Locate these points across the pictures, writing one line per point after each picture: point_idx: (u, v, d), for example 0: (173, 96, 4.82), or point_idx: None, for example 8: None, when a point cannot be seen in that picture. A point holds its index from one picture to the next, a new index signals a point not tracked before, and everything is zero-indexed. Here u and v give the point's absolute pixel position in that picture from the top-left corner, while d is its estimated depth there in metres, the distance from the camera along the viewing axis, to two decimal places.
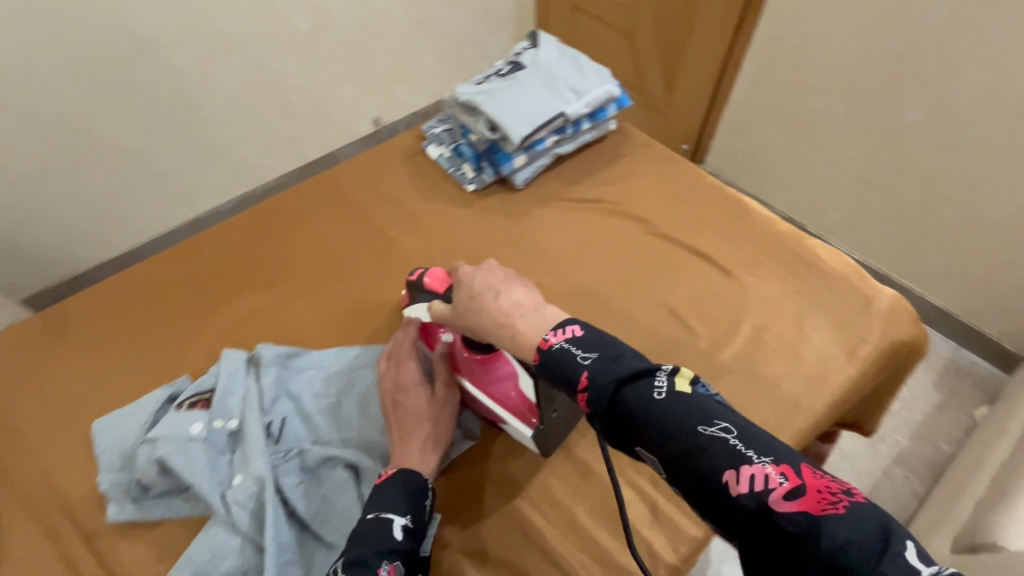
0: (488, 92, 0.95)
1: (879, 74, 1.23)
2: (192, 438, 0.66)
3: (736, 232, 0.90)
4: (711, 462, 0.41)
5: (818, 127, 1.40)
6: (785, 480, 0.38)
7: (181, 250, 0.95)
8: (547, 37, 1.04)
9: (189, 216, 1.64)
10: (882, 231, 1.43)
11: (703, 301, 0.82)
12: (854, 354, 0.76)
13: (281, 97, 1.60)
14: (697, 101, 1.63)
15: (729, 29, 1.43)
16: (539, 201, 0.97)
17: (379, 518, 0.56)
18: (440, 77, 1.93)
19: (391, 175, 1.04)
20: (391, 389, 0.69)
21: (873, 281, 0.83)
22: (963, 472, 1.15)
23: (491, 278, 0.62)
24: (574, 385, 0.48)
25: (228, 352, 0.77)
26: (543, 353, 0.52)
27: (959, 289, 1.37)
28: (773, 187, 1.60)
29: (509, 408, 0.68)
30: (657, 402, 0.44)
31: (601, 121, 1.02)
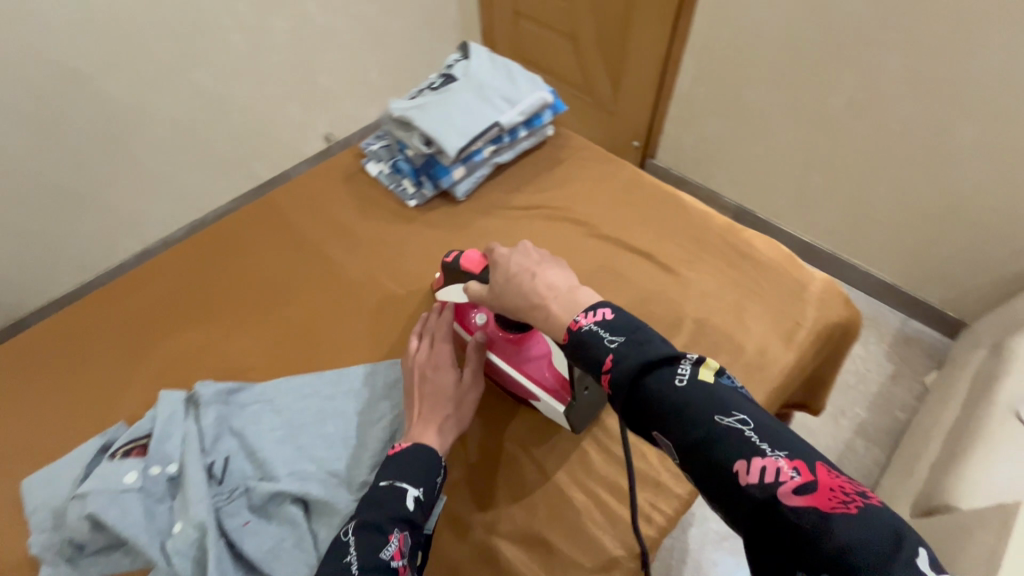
0: (421, 106, 0.95)
1: (810, 64, 1.28)
2: (127, 488, 0.63)
3: (676, 229, 0.91)
4: (725, 452, 0.40)
5: (759, 118, 1.45)
6: (797, 475, 0.38)
7: (110, 289, 0.91)
8: (478, 48, 1.04)
9: (136, 249, 1.57)
10: (826, 212, 1.49)
11: (647, 299, 0.83)
12: (791, 340, 0.79)
13: (226, 121, 1.55)
14: (643, 98, 1.66)
15: (668, 27, 1.46)
16: (481, 212, 0.97)
17: (393, 486, 0.57)
18: (388, 89, 1.91)
19: (330, 196, 1.02)
20: (422, 365, 0.70)
21: (806, 267, 0.86)
22: (916, 438, 1.20)
23: (526, 260, 0.62)
24: (599, 367, 0.48)
25: (165, 394, 0.74)
26: (572, 334, 0.51)
27: (901, 263, 1.43)
28: (721, 177, 1.65)
29: (543, 386, 0.69)
30: (676, 390, 0.44)
31: (538, 128, 1.02)
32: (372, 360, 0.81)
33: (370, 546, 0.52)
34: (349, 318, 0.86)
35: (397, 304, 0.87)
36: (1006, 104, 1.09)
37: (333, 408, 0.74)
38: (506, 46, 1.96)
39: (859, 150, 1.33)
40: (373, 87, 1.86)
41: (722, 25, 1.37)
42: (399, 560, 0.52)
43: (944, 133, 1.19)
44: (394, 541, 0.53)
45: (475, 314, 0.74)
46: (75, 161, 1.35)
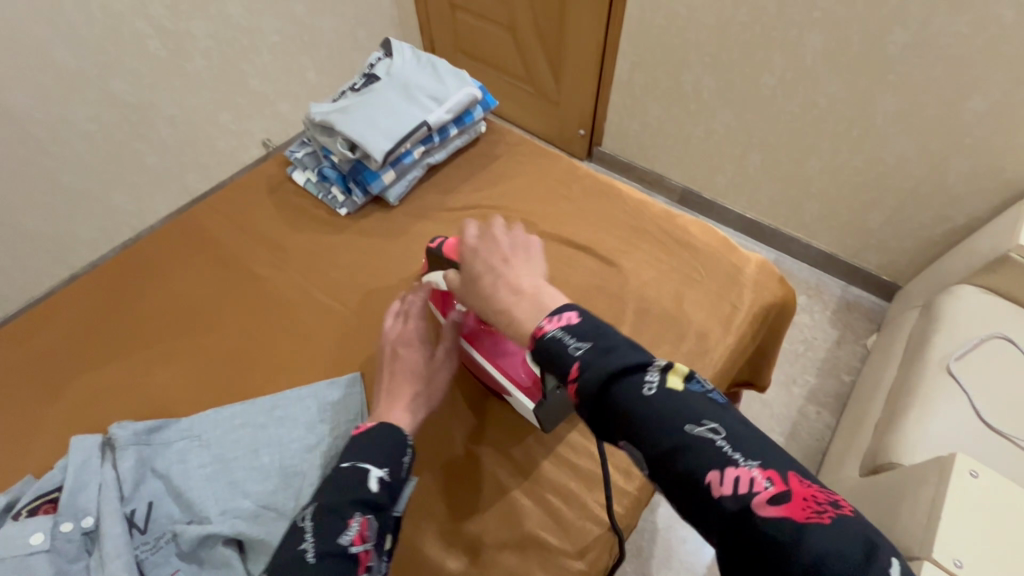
0: (343, 109, 0.90)
1: (744, 45, 1.30)
2: (33, 551, 0.58)
3: (615, 219, 0.91)
4: (696, 464, 0.38)
5: (697, 101, 1.47)
6: (771, 485, 0.36)
7: (15, 330, 0.84)
8: (402, 44, 1.00)
9: (61, 276, 1.44)
10: (768, 189, 1.52)
11: (588, 293, 0.83)
12: (730, 322, 0.79)
13: (149, 132, 1.44)
14: (584, 87, 1.65)
15: (602, 14, 1.45)
16: (416, 216, 0.94)
17: (355, 468, 0.53)
18: (326, 90, 1.83)
19: (255, 209, 0.97)
20: (394, 341, 0.67)
21: (741, 250, 0.87)
22: (862, 400, 1.25)
23: (493, 258, 0.57)
24: (564, 375, 0.44)
25: (77, 439, 0.68)
26: (538, 341, 0.47)
27: (840, 234, 1.48)
28: (666, 160, 1.66)
29: (513, 381, 0.65)
30: (645, 399, 0.41)
31: (470, 125, 0.99)
32: (306, 382, 0.77)
33: (331, 531, 0.49)
34: (279, 340, 0.81)
35: (330, 319, 0.83)
36: (923, 77, 1.13)
37: (266, 437, 0.70)
38: (446, 41, 1.91)
39: (795, 127, 1.36)
40: (310, 89, 1.78)
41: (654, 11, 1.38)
42: (360, 546, 0.49)
43: (869, 106, 1.23)
44: (355, 526, 0.50)
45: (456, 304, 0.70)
46: None
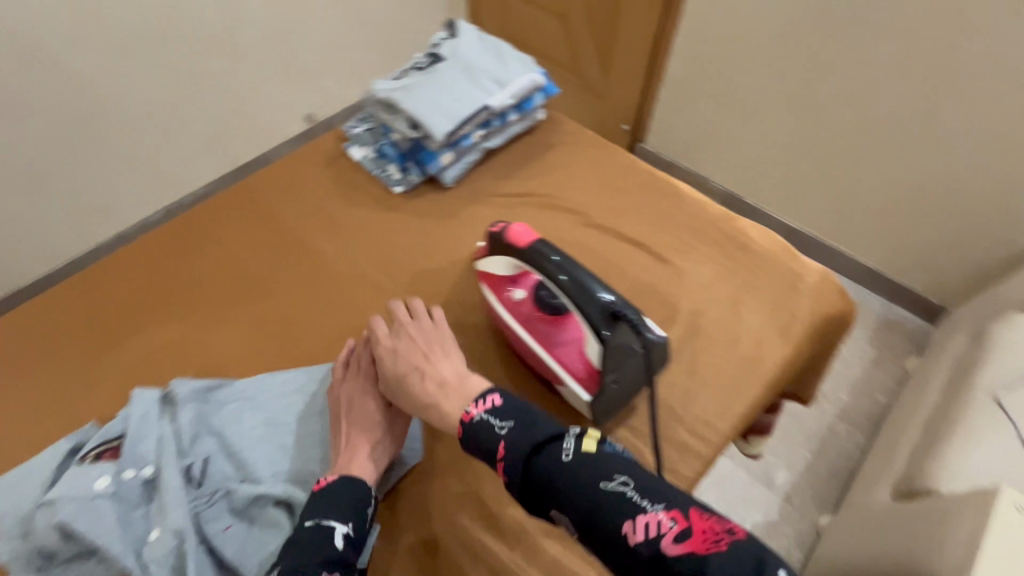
0: (406, 87, 0.90)
1: (807, 45, 1.26)
2: (98, 494, 0.60)
3: (672, 218, 0.89)
4: (612, 516, 0.44)
5: (748, 102, 1.43)
6: (674, 524, 0.42)
7: (72, 285, 0.86)
8: (467, 26, 0.99)
9: (109, 232, 1.48)
10: (813, 199, 1.47)
11: (639, 290, 0.81)
12: (788, 332, 0.78)
13: (201, 100, 1.48)
14: (632, 82, 1.61)
15: (656, 8, 1.42)
16: (469, 200, 0.93)
17: (319, 526, 0.54)
18: (372, 69, 1.84)
19: (311, 181, 0.98)
20: (349, 392, 0.66)
21: (802, 258, 0.84)
22: (900, 422, 1.21)
23: (413, 355, 0.64)
24: (493, 456, 0.52)
25: (138, 392, 0.70)
26: (465, 426, 0.55)
27: (888, 251, 1.42)
28: (709, 162, 1.62)
29: (570, 371, 0.65)
30: (564, 465, 0.47)
31: (529, 111, 0.98)
32: None
33: None
34: (331, 312, 0.83)
35: (381, 297, 0.83)
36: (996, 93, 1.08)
37: (311, 407, 0.71)
38: (494, 26, 1.89)
39: (852, 136, 1.31)
40: (356, 66, 1.78)
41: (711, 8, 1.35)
42: None
43: (934, 118, 1.18)
44: None
45: (508, 291, 0.73)
46: (40, 140, 1.27)
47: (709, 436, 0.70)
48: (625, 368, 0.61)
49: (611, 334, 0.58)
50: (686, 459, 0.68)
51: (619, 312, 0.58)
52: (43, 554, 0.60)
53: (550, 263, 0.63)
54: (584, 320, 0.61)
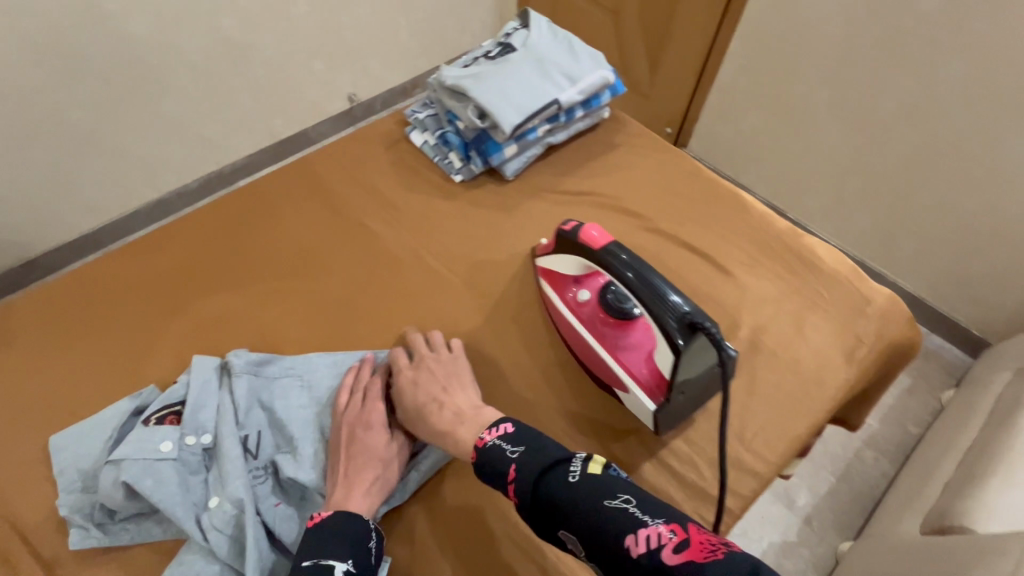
0: (476, 76, 0.89)
1: (873, 61, 1.20)
2: (162, 457, 0.61)
3: (736, 229, 0.87)
4: (615, 531, 0.45)
5: (803, 114, 1.38)
6: (674, 535, 0.43)
7: (134, 246, 0.86)
8: (539, 17, 0.98)
9: (153, 195, 1.50)
10: (857, 219, 1.43)
11: (699, 300, 0.80)
12: (852, 357, 0.76)
13: (250, 72, 1.47)
14: (681, 82, 1.57)
15: (717, 10, 1.39)
16: (529, 194, 0.92)
17: (317, 566, 0.53)
18: (417, 52, 1.80)
19: (370, 162, 0.97)
20: (352, 424, 0.65)
21: (871, 282, 0.82)
22: (931, 454, 1.17)
23: (433, 387, 0.67)
24: (504, 478, 0.54)
25: (198, 359, 0.71)
26: (479, 451, 0.57)
27: (938, 280, 1.37)
28: (753, 171, 1.57)
29: (635, 379, 0.64)
30: (570, 486, 0.49)
31: (595, 109, 0.97)
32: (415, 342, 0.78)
33: None
34: (387, 296, 0.82)
35: (438, 285, 0.83)
36: None
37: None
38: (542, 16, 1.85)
39: (916, 158, 1.25)
40: (401, 49, 1.75)
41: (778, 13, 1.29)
42: None
43: (1005, 148, 1.13)
44: None
45: (571, 291, 0.72)
46: (97, 102, 1.27)
47: (767, 454, 0.68)
48: (693, 380, 0.61)
49: (686, 345, 0.57)
50: (743, 476, 0.67)
51: (697, 323, 0.56)
52: (107, 509, 0.62)
53: (616, 260, 0.63)
54: (659, 329, 0.59)
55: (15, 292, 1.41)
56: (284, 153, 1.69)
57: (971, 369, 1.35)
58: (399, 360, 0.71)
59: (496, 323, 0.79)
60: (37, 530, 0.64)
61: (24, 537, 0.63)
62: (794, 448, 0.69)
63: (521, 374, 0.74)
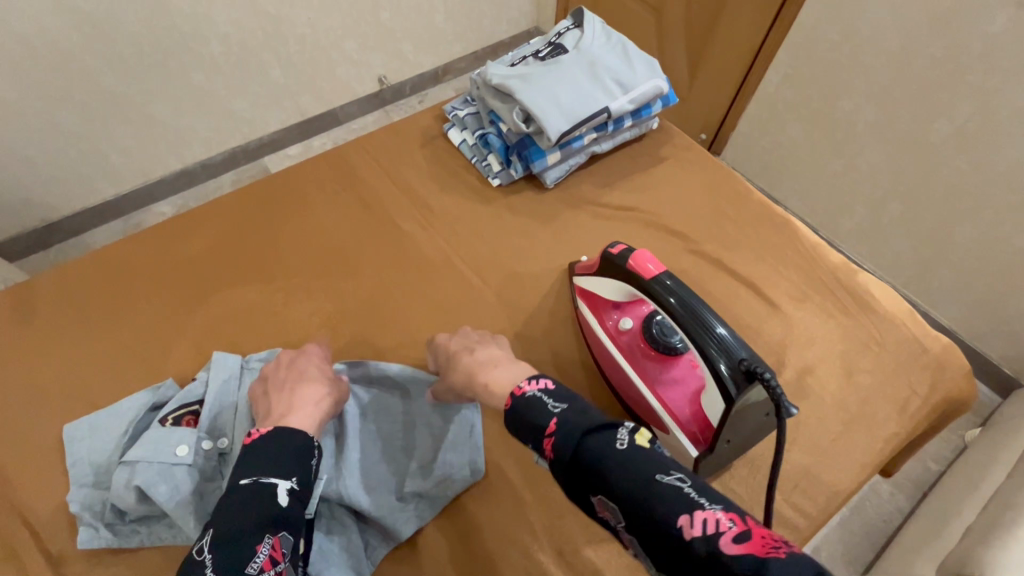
0: (524, 77, 0.85)
1: (934, 83, 1.11)
2: (177, 461, 0.60)
3: (785, 259, 0.82)
4: (666, 507, 0.38)
5: (848, 131, 1.29)
6: (733, 525, 0.36)
7: (161, 229, 0.84)
8: (593, 17, 0.93)
9: (176, 166, 1.48)
10: (894, 244, 1.35)
11: (742, 333, 0.76)
12: (904, 409, 0.71)
13: (280, 47, 1.41)
14: (721, 88, 1.50)
15: (768, 16, 1.30)
16: (569, 205, 0.88)
17: (258, 484, 0.49)
18: (451, 37, 1.74)
19: (405, 158, 0.93)
20: (288, 356, 0.66)
21: (927, 329, 0.77)
22: (952, 492, 1.10)
23: (468, 341, 0.67)
24: (541, 431, 0.47)
25: (218, 356, 0.69)
26: (515, 399, 0.51)
27: (973, 315, 1.29)
28: (788, 186, 1.50)
29: (677, 420, 0.61)
30: (616, 452, 0.42)
31: (645, 119, 0.92)
32: None
33: (230, 564, 0.44)
34: (416, 303, 0.79)
35: (469, 295, 0.79)
36: None
37: (379, 404, 0.70)
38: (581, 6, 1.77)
39: (966, 190, 1.16)
40: (434, 33, 1.68)
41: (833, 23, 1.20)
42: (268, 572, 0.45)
43: None
44: (263, 550, 0.46)
45: (613, 318, 0.69)
46: (124, 69, 1.24)
47: (806, 508, 0.64)
48: (739, 429, 0.57)
49: (740, 393, 0.53)
50: (779, 530, 0.63)
51: (754, 370, 0.52)
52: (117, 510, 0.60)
53: (661, 287, 0.59)
54: (711, 376, 0.55)
55: (36, 253, 1.41)
56: (309, 132, 1.66)
57: (999, 408, 1.27)
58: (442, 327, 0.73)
59: (529, 340, 0.75)
60: (47, 521, 0.62)
61: (33, 528, 0.62)
62: (835, 503, 0.65)
63: None
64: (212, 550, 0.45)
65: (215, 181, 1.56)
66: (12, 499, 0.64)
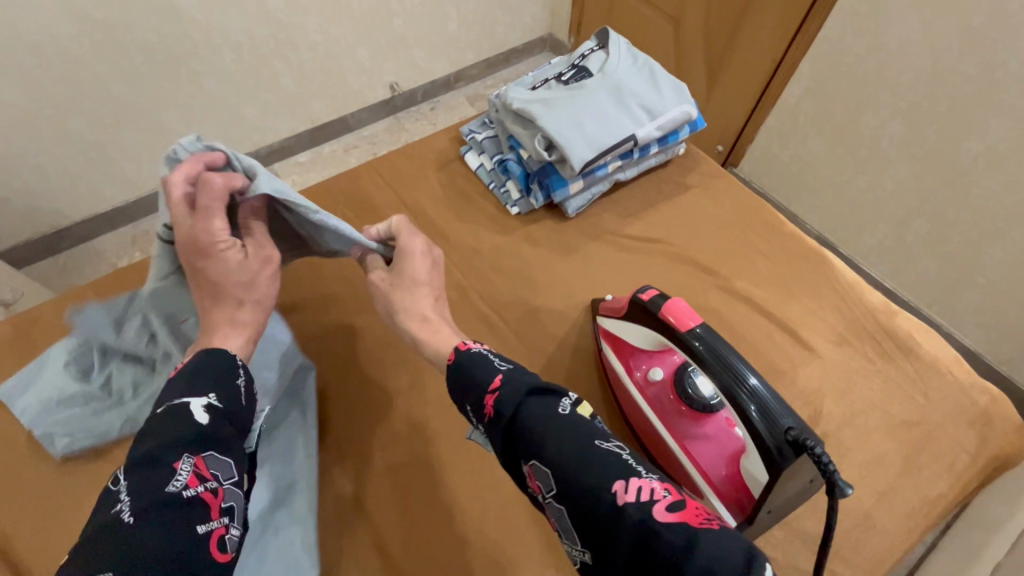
0: (546, 102, 0.81)
1: (973, 102, 1.06)
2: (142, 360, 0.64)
3: (819, 296, 0.78)
4: (602, 474, 0.41)
5: (877, 150, 1.24)
6: (667, 494, 0.40)
7: None
8: (619, 37, 0.89)
9: None
10: (922, 266, 1.30)
11: (776, 379, 0.71)
12: (951, 466, 0.66)
13: (290, 55, 1.38)
14: (740, 102, 1.45)
15: (794, 27, 1.25)
16: (590, 235, 0.84)
17: (172, 408, 0.44)
18: (463, 44, 1.70)
19: (419, 183, 0.90)
20: (189, 242, 0.53)
21: (972, 374, 0.72)
22: None
23: (430, 272, 0.65)
24: (486, 386, 0.50)
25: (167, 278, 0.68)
26: (461, 354, 0.54)
27: (1004, 340, 1.24)
28: (808, 201, 1.44)
29: (711, 484, 0.57)
30: (558, 416, 0.46)
31: (671, 145, 0.87)
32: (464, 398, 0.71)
33: (147, 481, 0.39)
34: None
35: (486, 333, 0.75)
36: None
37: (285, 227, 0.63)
38: (597, 13, 1.72)
39: (1004, 214, 1.10)
40: (447, 41, 1.65)
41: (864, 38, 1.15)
42: (194, 488, 0.41)
43: None
44: (183, 468, 0.41)
45: (642, 368, 0.64)
46: (131, 77, 1.21)
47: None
48: (781, 499, 0.53)
49: (786, 466, 0.48)
50: None
51: (802, 441, 0.47)
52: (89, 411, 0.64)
53: (695, 341, 0.55)
54: (753, 442, 0.51)
55: (43, 260, 1.39)
56: (319, 140, 1.63)
57: None
58: (402, 226, 0.67)
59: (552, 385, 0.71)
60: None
61: None
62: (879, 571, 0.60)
63: None
64: (125, 475, 0.40)
65: None
66: None
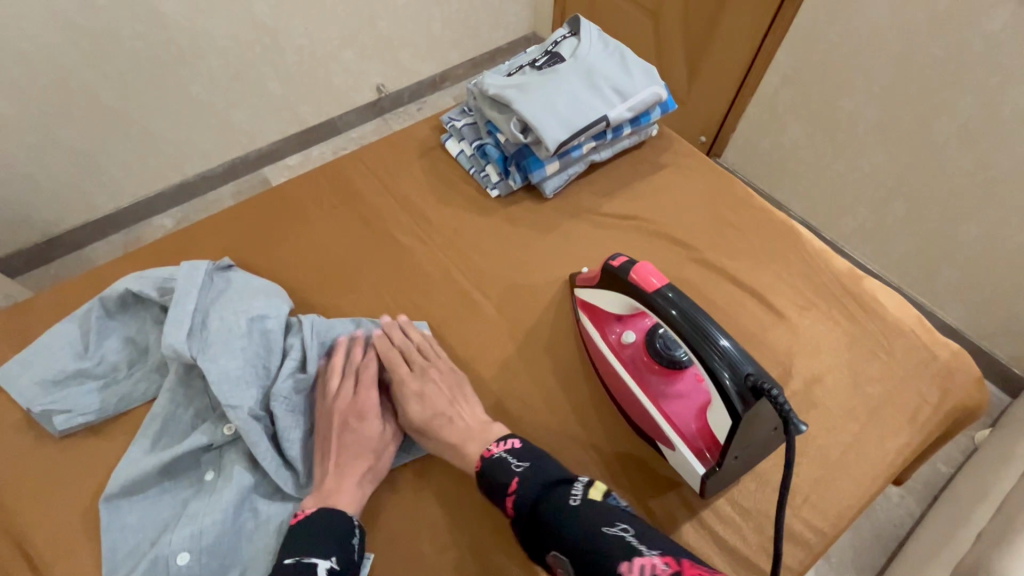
0: (521, 87, 0.84)
1: (934, 82, 1.10)
2: (153, 325, 0.71)
3: (790, 266, 0.81)
4: (609, 558, 0.46)
5: (850, 132, 1.27)
6: (667, 567, 0.44)
7: (162, 248, 0.83)
8: (590, 24, 0.93)
9: (173, 180, 1.47)
10: (897, 243, 1.32)
11: (749, 344, 0.74)
12: (915, 419, 0.69)
13: (277, 59, 1.40)
14: (720, 91, 1.48)
15: (767, 15, 1.28)
16: (568, 215, 0.87)
17: (302, 563, 0.53)
18: (448, 44, 1.73)
19: (403, 172, 0.92)
20: (350, 410, 0.64)
21: (939, 336, 0.75)
22: (960, 495, 1.06)
23: (439, 402, 0.65)
24: (505, 489, 0.56)
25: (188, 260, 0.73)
26: (485, 460, 0.59)
27: (983, 315, 1.26)
28: (788, 186, 1.47)
29: (682, 435, 0.60)
30: (569, 507, 0.52)
31: (643, 126, 0.91)
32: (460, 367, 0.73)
33: None
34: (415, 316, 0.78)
35: (470, 309, 0.78)
36: None
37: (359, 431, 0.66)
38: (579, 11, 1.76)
39: (970, 189, 1.14)
40: (432, 41, 1.68)
41: (831, 26, 1.19)
42: None
43: None
44: None
45: (615, 331, 0.68)
46: (120, 83, 1.23)
47: (818, 523, 0.63)
48: (749, 443, 0.56)
49: (747, 409, 0.52)
50: (789, 545, 0.61)
51: (760, 386, 0.51)
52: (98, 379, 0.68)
53: (662, 300, 0.58)
54: (716, 389, 0.54)
55: (36, 268, 1.40)
56: (308, 142, 1.64)
57: (1008, 409, 1.23)
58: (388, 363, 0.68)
59: (532, 351, 0.74)
60: (41, 550, 0.60)
61: (27, 555, 0.60)
62: (847, 516, 0.64)
63: (555, 413, 0.69)
64: None
65: (215, 192, 1.55)
66: (7, 524, 0.62)
